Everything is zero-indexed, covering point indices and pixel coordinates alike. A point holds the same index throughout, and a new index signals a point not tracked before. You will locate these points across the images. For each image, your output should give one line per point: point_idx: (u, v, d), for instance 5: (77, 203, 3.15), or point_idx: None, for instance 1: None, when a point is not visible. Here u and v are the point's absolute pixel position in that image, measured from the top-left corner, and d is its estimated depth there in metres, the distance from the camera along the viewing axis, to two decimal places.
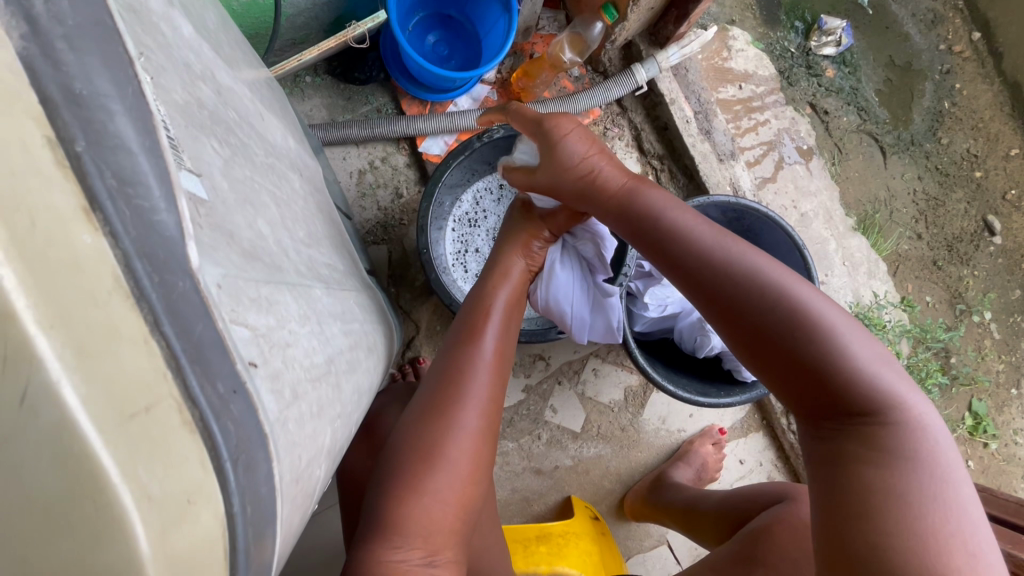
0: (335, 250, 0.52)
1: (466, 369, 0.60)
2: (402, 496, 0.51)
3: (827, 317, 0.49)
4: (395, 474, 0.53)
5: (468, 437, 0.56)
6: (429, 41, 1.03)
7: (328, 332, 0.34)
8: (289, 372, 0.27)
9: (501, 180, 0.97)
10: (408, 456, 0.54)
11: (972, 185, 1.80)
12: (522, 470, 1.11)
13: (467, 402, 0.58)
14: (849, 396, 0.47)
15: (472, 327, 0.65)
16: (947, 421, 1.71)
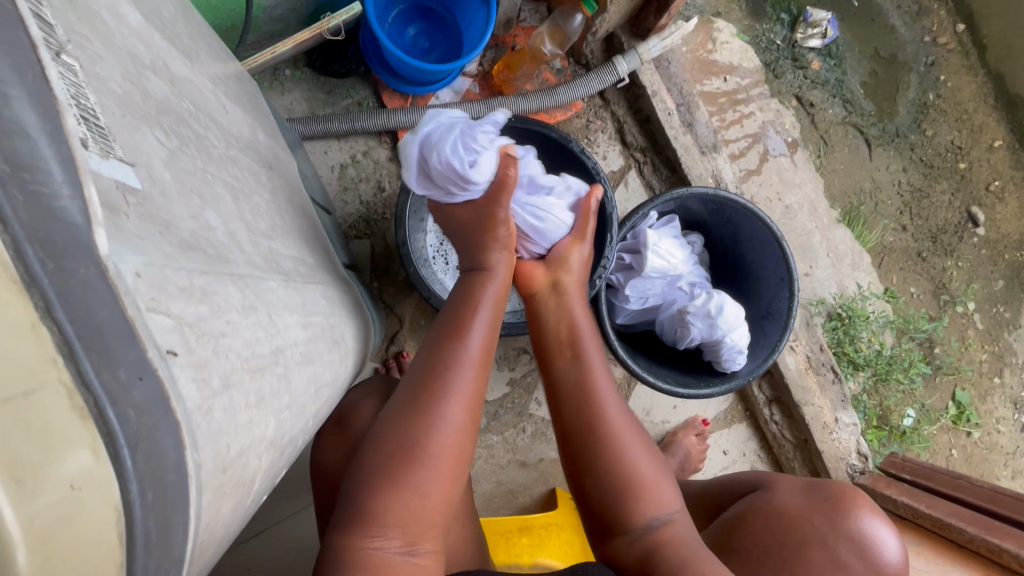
0: (302, 242, 0.52)
1: (451, 362, 0.59)
2: (380, 496, 0.52)
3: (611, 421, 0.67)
4: (376, 470, 0.53)
5: (453, 429, 0.56)
6: (410, 34, 1.03)
7: (278, 323, 0.34)
8: (219, 361, 0.27)
9: None
10: (390, 452, 0.54)
11: (955, 176, 1.82)
12: (507, 462, 1.12)
13: (451, 398, 0.57)
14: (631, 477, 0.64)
15: (458, 318, 0.63)
16: (930, 411, 1.74)
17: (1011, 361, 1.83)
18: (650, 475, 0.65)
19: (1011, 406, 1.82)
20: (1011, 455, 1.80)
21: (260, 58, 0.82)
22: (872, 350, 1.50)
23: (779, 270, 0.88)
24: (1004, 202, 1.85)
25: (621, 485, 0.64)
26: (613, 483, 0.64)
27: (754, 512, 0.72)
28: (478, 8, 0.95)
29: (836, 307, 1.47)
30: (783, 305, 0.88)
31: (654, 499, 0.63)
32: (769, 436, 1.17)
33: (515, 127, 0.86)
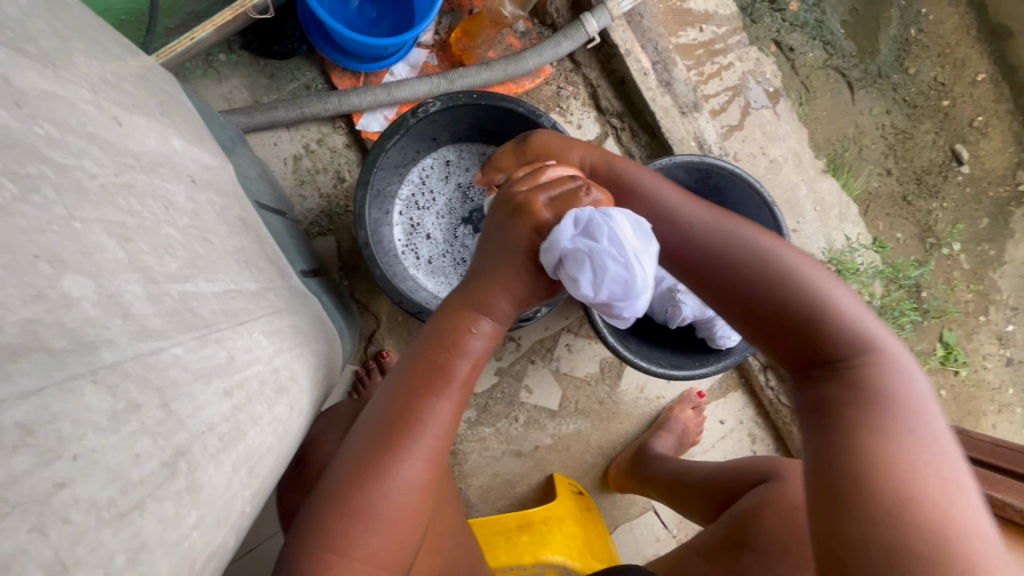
0: (238, 269, 0.45)
1: (419, 418, 0.52)
2: (327, 558, 0.49)
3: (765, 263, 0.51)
4: (325, 524, 0.50)
5: (408, 491, 0.52)
6: (354, 5, 0.92)
7: (178, 417, 0.28)
8: (44, 539, 0.21)
9: (448, 155, 0.88)
10: (340, 512, 0.50)
11: (939, 115, 1.77)
12: (501, 453, 1.09)
13: (410, 459, 0.52)
14: (806, 320, 0.48)
15: (433, 359, 0.54)
16: (919, 355, 1.74)
17: (997, 298, 1.83)
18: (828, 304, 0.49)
19: (997, 342, 1.84)
20: (997, 390, 1.83)
21: (177, 46, 0.71)
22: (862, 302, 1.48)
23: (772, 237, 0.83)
24: (986, 137, 1.81)
25: (803, 324, 0.48)
26: (795, 322, 0.48)
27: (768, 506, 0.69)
28: None
29: (825, 262, 1.44)
30: None
31: (844, 334, 0.47)
32: (764, 401, 1.14)
33: (477, 104, 0.77)
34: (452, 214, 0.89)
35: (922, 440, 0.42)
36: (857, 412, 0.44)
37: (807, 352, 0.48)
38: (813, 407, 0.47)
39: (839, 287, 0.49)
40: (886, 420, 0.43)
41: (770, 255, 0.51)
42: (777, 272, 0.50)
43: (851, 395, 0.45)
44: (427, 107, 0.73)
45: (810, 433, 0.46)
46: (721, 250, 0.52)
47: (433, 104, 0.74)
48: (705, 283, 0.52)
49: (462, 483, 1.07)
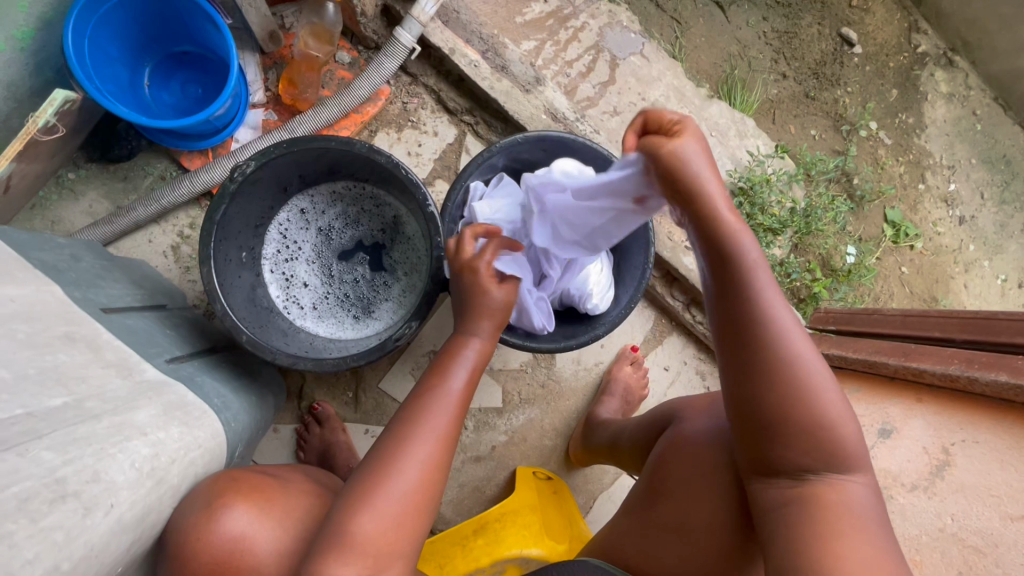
0: (40, 389, 0.46)
1: (428, 405, 0.63)
2: (353, 520, 0.55)
3: (800, 364, 0.52)
4: (353, 492, 0.58)
5: (421, 465, 0.59)
6: (176, 87, 0.94)
7: None
8: None
9: (300, 204, 0.90)
10: (369, 473, 0.59)
11: (817, 5, 1.77)
12: (462, 463, 1.10)
13: (425, 433, 0.61)
14: (803, 426, 0.52)
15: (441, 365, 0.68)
16: (867, 241, 1.74)
17: (930, 163, 1.82)
18: (830, 417, 0.52)
19: (943, 205, 1.82)
20: (958, 251, 1.82)
21: None
22: (786, 210, 1.48)
23: None
24: (870, 12, 1.80)
25: (801, 425, 0.52)
26: (798, 418, 0.52)
27: (670, 452, 0.73)
28: (219, 34, 0.85)
29: (736, 183, 1.44)
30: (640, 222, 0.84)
31: (828, 442, 0.52)
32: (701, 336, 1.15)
33: (295, 151, 0.77)
34: (322, 258, 0.92)
35: (865, 546, 0.49)
36: (817, 519, 0.51)
37: (802, 448, 0.53)
38: (783, 500, 0.54)
39: (843, 408, 0.53)
40: (846, 536, 0.49)
41: (802, 357, 0.53)
42: (802, 380, 0.52)
43: (822, 502, 0.52)
44: (243, 169, 0.74)
45: (786, 523, 0.53)
46: (761, 339, 0.52)
47: (249, 164, 0.74)
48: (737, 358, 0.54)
49: None
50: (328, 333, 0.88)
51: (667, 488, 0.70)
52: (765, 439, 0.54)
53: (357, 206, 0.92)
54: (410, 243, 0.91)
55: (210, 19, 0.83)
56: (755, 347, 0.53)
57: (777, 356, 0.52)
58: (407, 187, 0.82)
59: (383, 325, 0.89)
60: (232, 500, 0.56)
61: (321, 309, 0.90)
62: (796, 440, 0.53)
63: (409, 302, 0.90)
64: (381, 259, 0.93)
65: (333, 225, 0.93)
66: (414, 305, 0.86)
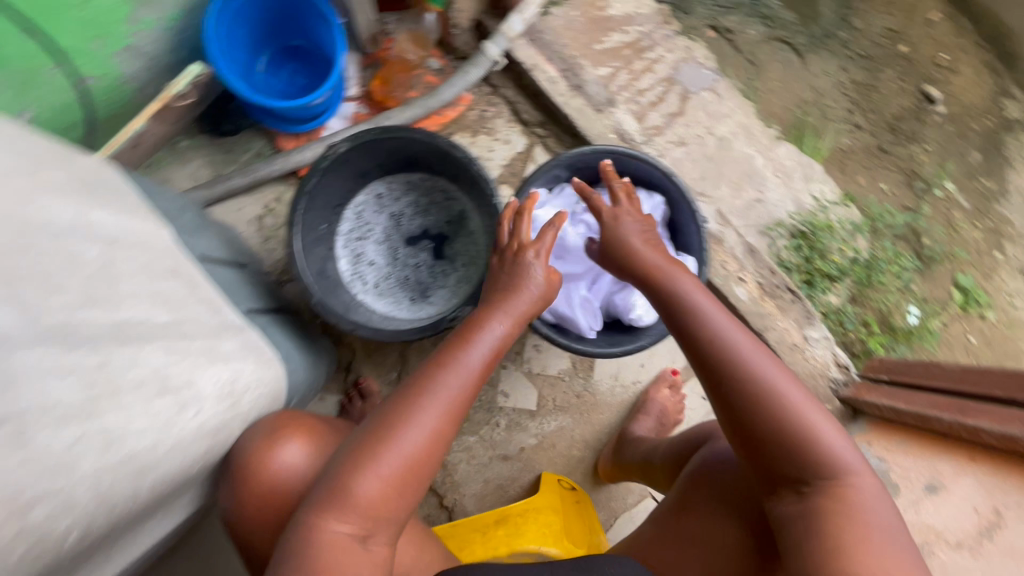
0: (150, 304, 0.54)
1: (435, 379, 0.62)
2: (354, 479, 0.57)
3: (768, 378, 0.58)
4: (351, 453, 0.59)
5: (421, 437, 0.60)
6: (284, 76, 1.05)
7: None
8: None
9: (378, 188, 0.98)
10: (368, 439, 0.59)
11: (900, 61, 1.76)
12: (489, 459, 1.12)
13: (427, 407, 0.61)
14: (783, 437, 0.57)
15: (457, 341, 0.66)
16: (934, 304, 1.66)
17: (1010, 232, 1.74)
18: (814, 426, 0.57)
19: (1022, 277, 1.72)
20: None
21: (117, 140, 0.81)
22: (847, 258, 1.45)
23: (683, 207, 0.88)
24: (957, 72, 1.77)
25: (781, 436, 0.57)
26: (776, 431, 0.57)
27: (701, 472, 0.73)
28: (330, 31, 0.95)
29: (797, 225, 1.43)
30: (695, 238, 0.87)
31: (816, 451, 0.56)
32: None
33: (383, 138, 0.84)
34: (390, 240, 0.99)
35: (877, 549, 0.51)
36: (823, 527, 0.53)
37: (786, 462, 0.57)
38: (787, 514, 0.57)
39: (826, 419, 0.57)
40: (857, 537, 0.52)
41: (765, 372, 0.59)
42: (776, 393, 0.58)
43: (824, 509, 0.54)
44: (336, 149, 0.82)
45: (790, 528, 0.56)
46: (730, 362, 0.60)
47: (343, 145, 0.82)
48: (711, 378, 0.61)
49: (456, 494, 1.11)
50: (388, 310, 0.94)
51: (694, 502, 0.71)
52: (759, 454, 0.59)
53: (428, 198, 0.99)
54: (472, 236, 0.97)
55: (326, 18, 0.94)
56: (721, 369, 0.60)
57: (749, 373, 0.59)
58: (479, 183, 0.88)
59: (438, 309, 0.94)
60: (290, 433, 0.62)
61: (383, 287, 0.96)
62: (777, 450, 0.57)
63: (464, 290, 0.96)
64: (444, 249, 0.99)
65: (404, 213, 1.00)
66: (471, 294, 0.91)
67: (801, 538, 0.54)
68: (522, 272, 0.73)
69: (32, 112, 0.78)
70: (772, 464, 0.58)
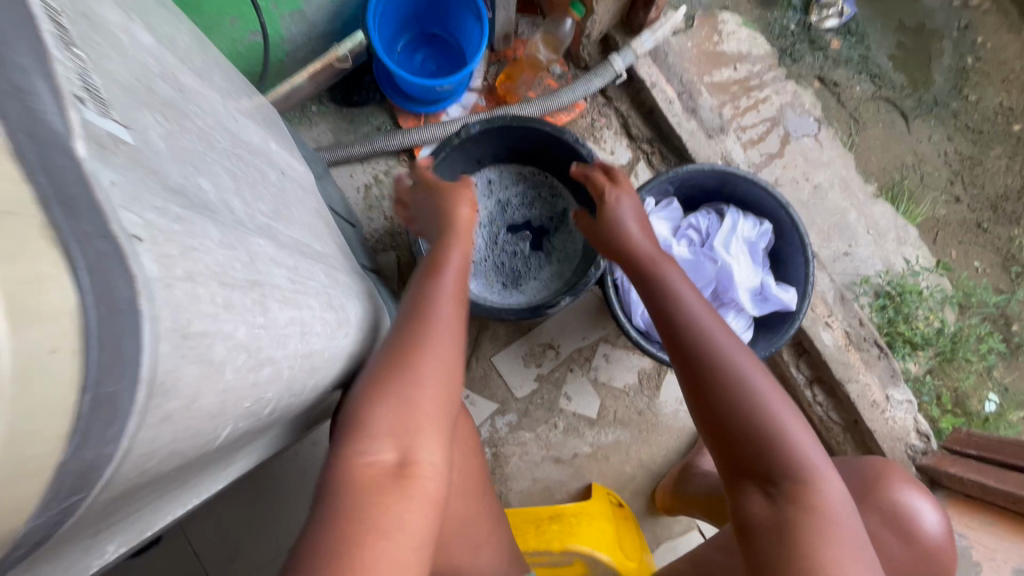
0: (309, 233, 0.58)
1: (420, 312, 0.62)
2: (369, 407, 0.54)
3: (743, 370, 0.62)
4: (362, 385, 0.56)
5: (429, 361, 0.58)
6: (417, 59, 1.12)
7: (259, 263, 0.35)
8: (185, 261, 0.26)
9: (490, 176, 1.02)
10: (373, 376, 0.56)
11: (1010, 140, 1.71)
12: (541, 459, 1.12)
13: (421, 336, 0.60)
14: (762, 431, 0.59)
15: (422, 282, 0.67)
16: (1017, 396, 1.57)
17: None
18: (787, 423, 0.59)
19: None
20: None
21: (280, 88, 0.90)
22: (932, 329, 1.40)
23: (793, 239, 0.87)
24: None
25: (761, 427, 0.59)
26: (756, 425, 0.59)
27: None
28: (475, 24, 1.02)
29: (883, 285, 1.39)
30: (800, 272, 0.86)
31: (791, 447, 0.59)
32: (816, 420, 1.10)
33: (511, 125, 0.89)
34: (491, 225, 1.02)
35: (847, 554, 0.53)
36: (801, 529, 0.55)
37: (761, 460, 0.59)
38: (768, 509, 0.58)
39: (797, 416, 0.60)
40: (826, 542, 0.54)
41: (744, 366, 0.62)
42: (750, 389, 0.60)
43: (799, 513, 0.56)
44: (469, 130, 0.88)
45: (766, 530, 0.57)
46: (710, 355, 0.63)
47: (474, 126, 0.87)
48: (693, 374, 0.64)
49: (503, 486, 1.11)
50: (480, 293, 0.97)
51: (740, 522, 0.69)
52: (737, 449, 0.61)
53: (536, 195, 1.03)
54: (571, 235, 1.00)
55: (473, 10, 1.01)
56: (702, 361, 0.64)
57: (727, 365, 0.62)
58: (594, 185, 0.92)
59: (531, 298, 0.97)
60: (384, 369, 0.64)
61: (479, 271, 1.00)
62: (756, 445, 0.59)
63: (556, 286, 0.98)
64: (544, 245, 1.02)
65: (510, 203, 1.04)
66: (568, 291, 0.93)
67: (779, 535, 0.56)
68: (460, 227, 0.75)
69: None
70: (749, 460, 0.60)
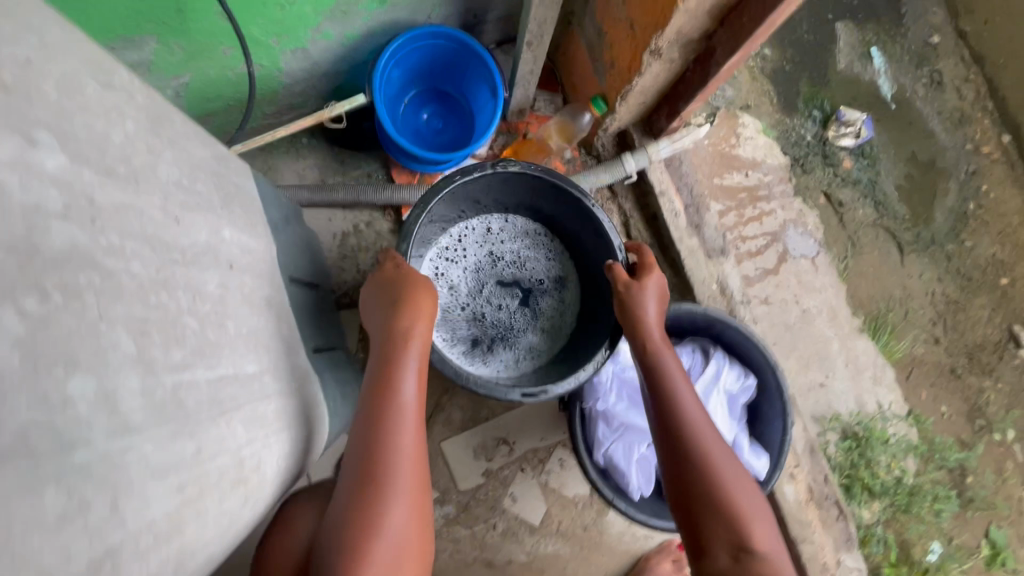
0: (244, 350, 0.51)
1: (395, 414, 0.63)
2: (362, 529, 0.58)
3: (720, 463, 0.68)
4: (350, 501, 0.59)
5: (410, 471, 0.62)
6: (423, 117, 1.05)
7: (114, 515, 0.31)
8: None
9: (492, 222, 0.96)
10: (362, 487, 0.59)
11: (996, 292, 1.72)
12: (472, 560, 1.05)
13: (402, 444, 0.62)
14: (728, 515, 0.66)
15: (389, 369, 0.65)
16: (960, 551, 1.56)
17: None
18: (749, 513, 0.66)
19: None
20: None
21: (261, 140, 0.89)
22: (891, 477, 1.38)
23: (773, 400, 0.83)
24: None
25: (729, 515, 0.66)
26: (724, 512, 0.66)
27: None
28: (490, 101, 0.96)
29: (851, 424, 1.37)
30: (776, 438, 0.82)
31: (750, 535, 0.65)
32: None
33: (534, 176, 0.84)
34: (477, 274, 0.96)
35: None
36: None
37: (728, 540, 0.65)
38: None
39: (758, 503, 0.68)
40: None
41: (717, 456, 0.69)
42: (726, 482, 0.67)
43: None
44: (504, 165, 0.82)
45: None
46: (694, 446, 0.69)
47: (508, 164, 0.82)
48: (677, 459, 0.69)
49: None
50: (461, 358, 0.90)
51: None
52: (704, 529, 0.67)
53: (533, 249, 0.98)
54: (560, 307, 0.95)
55: (490, 87, 0.95)
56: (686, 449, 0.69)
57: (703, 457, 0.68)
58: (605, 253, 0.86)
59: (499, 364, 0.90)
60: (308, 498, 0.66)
61: (459, 330, 0.93)
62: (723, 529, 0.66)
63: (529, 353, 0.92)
64: (531, 308, 0.96)
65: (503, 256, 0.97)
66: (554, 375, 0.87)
67: None
68: (409, 311, 0.68)
69: (190, 78, 0.82)
70: (719, 540, 0.66)
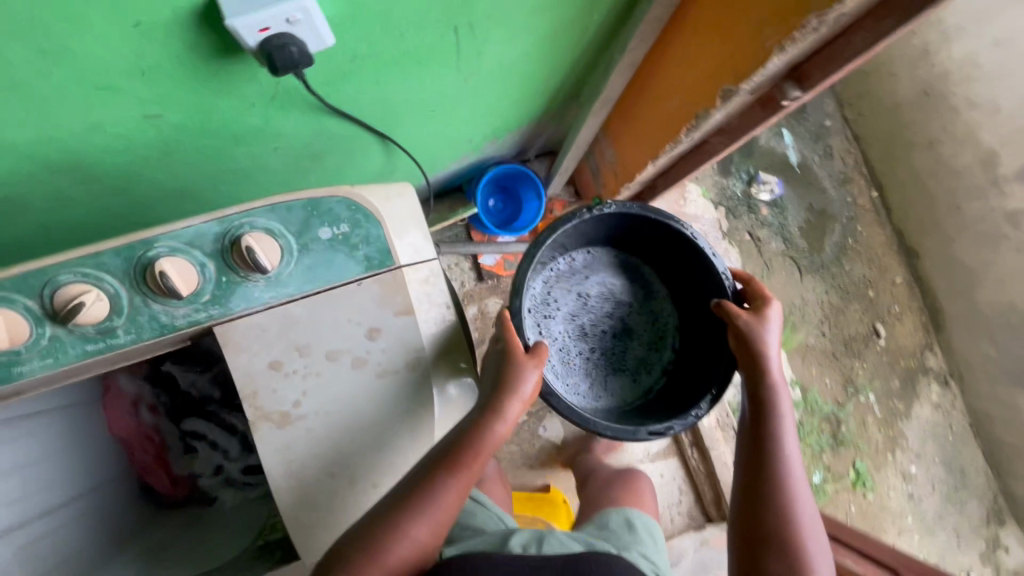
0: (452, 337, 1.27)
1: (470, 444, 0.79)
2: (405, 516, 0.76)
3: (795, 478, 0.93)
4: (404, 491, 0.77)
5: (449, 490, 0.79)
6: (492, 202, 1.75)
7: None
8: None
9: (570, 258, 1.18)
10: (418, 487, 0.77)
11: (865, 300, 2.46)
12: (520, 464, 1.74)
13: (458, 469, 0.78)
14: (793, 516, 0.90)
15: (492, 405, 0.81)
16: (833, 475, 2.33)
17: (902, 444, 2.42)
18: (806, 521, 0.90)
19: (901, 478, 2.40)
20: (899, 517, 2.36)
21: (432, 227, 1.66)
22: None
23: None
24: (901, 322, 2.49)
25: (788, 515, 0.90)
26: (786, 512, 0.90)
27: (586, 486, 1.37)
28: (536, 201, 1.69)
29: None
30: None
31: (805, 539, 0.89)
32: (690, 466, 1.82)
33: (637, 211, 1.05)
34: (567, 309, 1.16)
35: None
36: None
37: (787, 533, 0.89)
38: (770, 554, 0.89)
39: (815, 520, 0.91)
40: None
41: (793, 472, 0.94)
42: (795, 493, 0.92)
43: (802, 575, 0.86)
44: (602, 207, 1.03)
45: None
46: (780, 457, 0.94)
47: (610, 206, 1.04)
48: (761, 459, 0.94)
49: None
50: (567, 384, 1.10)
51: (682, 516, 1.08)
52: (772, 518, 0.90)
53: (636, 276, 1.21)
54: (643, 316, 1.20)
55: (537, 193, 1.68)
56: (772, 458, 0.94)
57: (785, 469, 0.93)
58: (707, 283, 1.08)
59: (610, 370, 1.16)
60: None
61: (570, 349, 1.14)
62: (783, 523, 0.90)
63: (627, 358, 1.17)
64: (628, 326, 1.19)
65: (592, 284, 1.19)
66: (655, 413, 1.07)
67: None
68: (520, 375, 0.83)
69: None
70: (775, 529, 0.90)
